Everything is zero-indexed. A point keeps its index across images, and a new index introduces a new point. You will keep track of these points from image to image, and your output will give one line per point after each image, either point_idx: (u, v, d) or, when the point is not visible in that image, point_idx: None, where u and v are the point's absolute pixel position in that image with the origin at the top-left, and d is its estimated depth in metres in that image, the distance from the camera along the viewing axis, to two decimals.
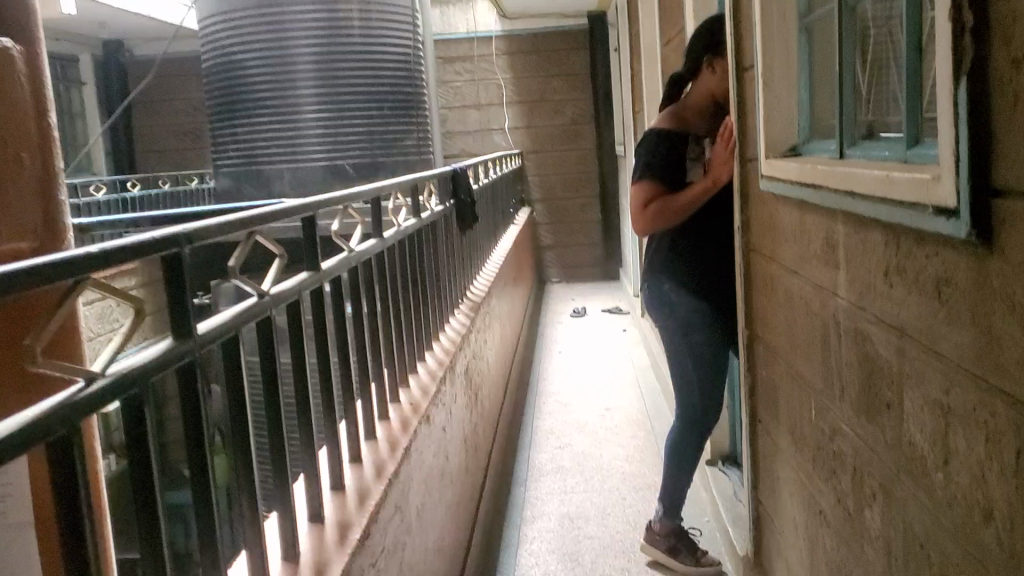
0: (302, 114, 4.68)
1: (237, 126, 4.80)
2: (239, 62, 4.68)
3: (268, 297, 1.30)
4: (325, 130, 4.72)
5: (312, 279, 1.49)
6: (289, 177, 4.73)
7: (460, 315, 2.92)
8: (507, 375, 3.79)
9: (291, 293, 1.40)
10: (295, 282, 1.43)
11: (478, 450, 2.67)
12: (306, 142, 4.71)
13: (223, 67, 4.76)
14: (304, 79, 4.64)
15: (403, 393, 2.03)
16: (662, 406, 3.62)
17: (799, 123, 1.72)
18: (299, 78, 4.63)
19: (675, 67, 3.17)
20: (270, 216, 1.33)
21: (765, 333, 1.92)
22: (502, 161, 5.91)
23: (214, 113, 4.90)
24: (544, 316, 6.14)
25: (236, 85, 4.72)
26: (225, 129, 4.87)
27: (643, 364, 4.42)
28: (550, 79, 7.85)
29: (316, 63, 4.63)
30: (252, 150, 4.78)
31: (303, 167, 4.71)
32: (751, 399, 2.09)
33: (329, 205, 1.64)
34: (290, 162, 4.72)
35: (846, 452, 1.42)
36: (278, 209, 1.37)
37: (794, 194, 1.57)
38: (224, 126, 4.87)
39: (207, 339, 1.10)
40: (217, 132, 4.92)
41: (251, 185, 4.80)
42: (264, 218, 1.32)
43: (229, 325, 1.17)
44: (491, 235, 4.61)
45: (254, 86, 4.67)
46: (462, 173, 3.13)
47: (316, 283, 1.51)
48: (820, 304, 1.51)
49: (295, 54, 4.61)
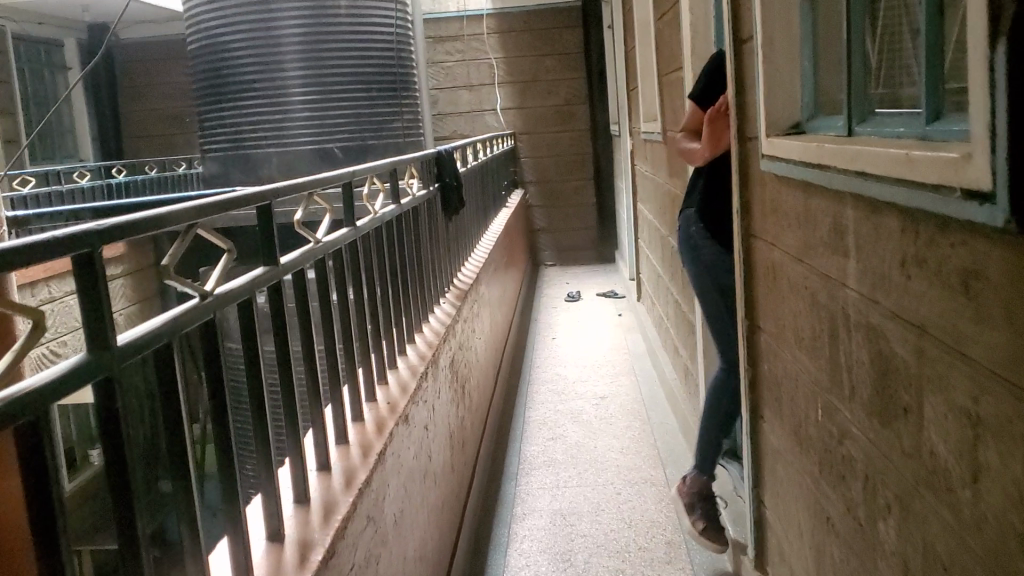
0: (290, 96, 4.55)
1: (223, 110, 4.65)
2: (223, 44, 4.54)
3: (211, 298, 1.19)
4: (313, 112, 4.60)
5: (270, 273, 1.37)
6: (277, 161, 4.60)
7: (447, 304, 2.81)
8: (497, 363, 3.67)
9: (241, 291, 1.28)
10: (247, 278, 1.31)
11: (465, 444, 2.55)
12: (294, 125, 4.59)
13: (207, 49, 4.61)
14: (291, 60, 4.51)
15: (383, 389, 1.91)
16: (659, 395, 3.50)
17: (801, 100, 1.59)
18: (285, 60, 4.50)
19: (669, 43, 3.04)
20: (217, 206, 1.21)
21: (767, 324, 1.80)
22: (493, 142, 5.79)
23: (198, 95, 4.77)
24: (539, 301, 6.03)
25: (222, 68, 4.58)
26: (210, 113, 4.72)
27: (638, 350, 4.31)
28: (542, 58, 7.70)
29: (303, 44, 4.50)
30: (238, 134, 4.64)
31: (290, 150, 4.59)
32: (752, 392, 1.97)
33: (294, 191, 1.52)
34: (278, 145, 4.60)
35: (858, 458, 1.29)
36: (229, 198, 1.25)
37: (797, 176, 1.45)
38: (208, 109, 4.73)
39: (132, 349, 1.00)
40: (202, 114, 4.79)
41: (236, 168, 4.68)
42: (210, 209, 1.20)
43: (161, 330, 1.05)
44: (482, 219, 4.49)
45: (239, 68, 4.53)
46: (448, 156, 3.01)
47: (275, 277, 1.39)
48: (828, 296, 1.39)
49: (281, 35, 4.48)
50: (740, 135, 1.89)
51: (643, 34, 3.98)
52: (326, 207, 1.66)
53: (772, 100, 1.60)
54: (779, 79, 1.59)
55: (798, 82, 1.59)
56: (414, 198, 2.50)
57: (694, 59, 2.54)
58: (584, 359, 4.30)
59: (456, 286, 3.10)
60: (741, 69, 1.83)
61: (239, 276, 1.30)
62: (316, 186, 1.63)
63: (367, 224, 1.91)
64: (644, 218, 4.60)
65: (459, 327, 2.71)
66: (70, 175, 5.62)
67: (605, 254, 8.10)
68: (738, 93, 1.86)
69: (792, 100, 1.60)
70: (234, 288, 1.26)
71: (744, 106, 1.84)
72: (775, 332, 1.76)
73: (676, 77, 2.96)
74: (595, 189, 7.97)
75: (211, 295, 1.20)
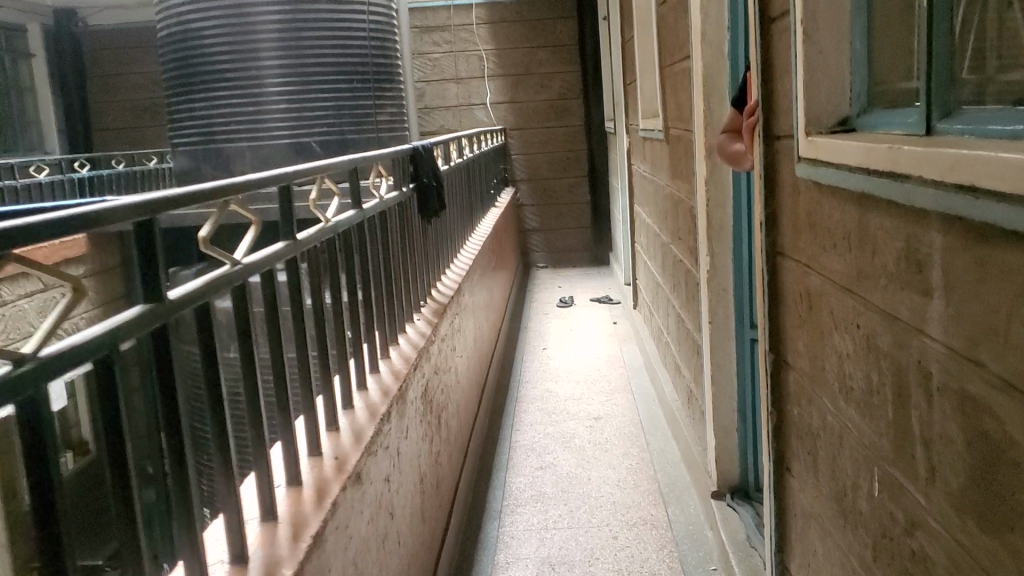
0: (266, 87, 4.23)
1: (193, 100, 4.32)
2: (196, 31, 4.21)
3: (31, 363, 0.86)
4: (289, 104, 4.28)
5: (140, 322, 1.04)
6: (251, 156, 4.28)
7: (423, 317, 2.49)
8: (480, 380, 3.35)
9: (94, 344, 0.95)
10: (105, 327, 0.98)
11: (439, 484, 2.24)
12: (269, 117, 4.26)
13: (177, 35, 4.28)
14: (267, 48, 4.18)
15: (330, 436, 1.59)
16: (658, 418, 3.19)
17: (850, 89, 1.29)
18: (261, 48, 4.18)
19: (674, 29, 2.72)
20: (52, 230, 0.89)
21: (801, 361, 1.48)
22: (482, 137, 5.46)
23: (167, 87, 4.44)
24: (530, 306, 5.72)
25: (192, 56, 4.25)
26: (180, 105, 4.39)
27: (636, 363, 3.99)
28: (535, 50, 7.38)
29: (281, 31, 4.18)
30: (208, 126, 4.32)
31: (265, 145, 4.28)
32: (774, 441, 1.65)
33: (202, 199, 1.20)
34: (251, 139, 4.28)
35: (939, 563, 0.98)
36: (76, 218, 0.92)
37: (852, 183, 1.14)
38: (178, 101, 4.40)
39: None
40: (172, 106, 4.46)
41: (205, 162, 4.35)
42: (41, 233, 0.87)
43: None
44: (467, 221, 4.16)
45: (212, 57, 4.21)
46: (424, 151, 2.68)
47: (148, 326, 1.06)
48: (893, 342, 1.07)
49: (257, 22, 4.15)
50: (766, 128, 1.57)
51: (643, 22, 3.67)
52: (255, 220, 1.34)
53: (813, 86, 1.29)
54: (824, 60, 1.28)
55: (848, 68, 1.28)
56: (383, 200, 2.18)
57: (705, 43, 2.21)
58: (576, 373, 3.98)
59: (435, 296, 2.79)
60: (771, 51, 1.52)
61: (89, 328, 0.97)
62: (243, 192, 1.32)
63: (314, 234, 1.60)
64: (642, 221, 4.29)
65: (437, 345, 2.40)
66: (29, 170, 5.30)
67: (600, 256, 7.78)
68: (766, 81, 1.55)
69: (838, 90, 1.29)
70: (80, 342, 0.94)
71: (774, 96, 1.52)
72: (811, 376, 1.44)
73: (682, 66, 2.64)
74: (590, 187, 7.66)
75: (35, 355, 0.87)
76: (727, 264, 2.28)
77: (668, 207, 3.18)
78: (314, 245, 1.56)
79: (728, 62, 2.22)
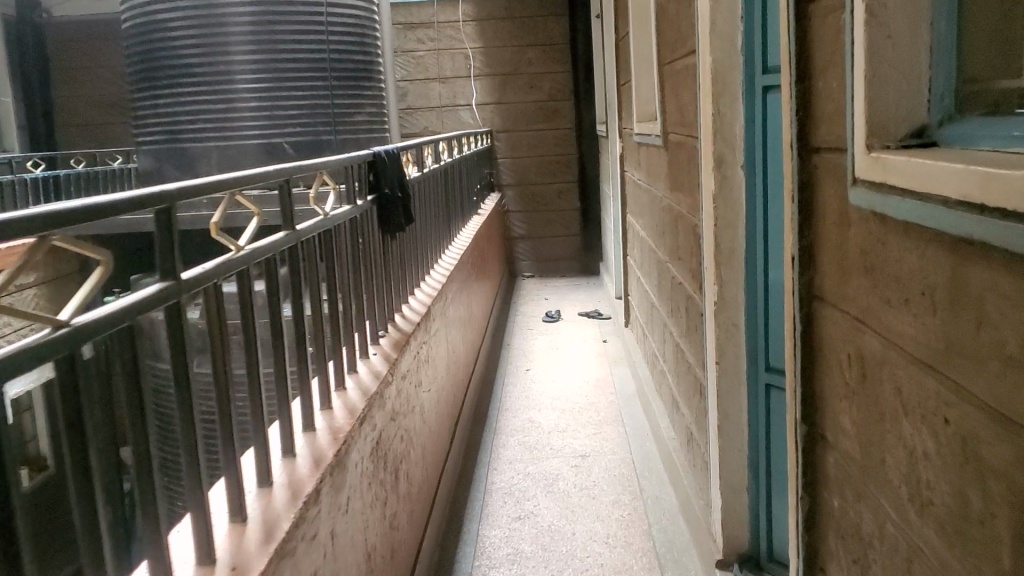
0: (237, 83, 3.90)
1: (156, 95, 3.97)
2: (163, 22, 3.87)
3: None
4: (261, 103, 3.96)
5: None
6: (217, 157, 3.95)
7: (381, 350, 2.14)
8: (454, 411, 3.01)
9: None
10: None
11: (395, 555, 1.90)
12: (240, 115, 3.94)
13: (140, 26, 3.93)
14: (238, 43, 3.85)
15: (234, 537, 1.25)
16: (653, 457, 2.86)
17: (928, 85, 0.94)
18: (231, 41, 3.85)
19: (675, 22, 2.38)
20: None
21: (847, 438, 1.14)
22: (465, 140, 5.12)
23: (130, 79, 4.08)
24: (514, 319, 5.38)
25: (156, 48, 3.91)
26: (144, 100, 4.04)
27: (626, 390, 3.64)
28: (524, 50, 7.03)
29: (253, 25, 3.85)
30: (173, 124, 3.97)
31: (234, 146, 3.95)
32: (806, 532, 1.31)
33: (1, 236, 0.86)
34: (221, 138, 3.95)
35: None
36: None
37: (946, 220, 0.80)
38: (141, 95, 4.05)
39: None
40: (134, 99, 4.10)
41: (168, 163, 4.01)
42: None
43: None
44: (444, 230, 3.83)
45: (179, 50, 3.87)
46: (387, 157, 2.34)
47: None
48: (1008, 459, 0.73)
49: (228, 14, 3.82)
50: (801, 136, 1.22)
51: (639, 16, 3.33)
52: (99, 260, 1.00)
53: (882, 80, 0.93)
54: (893, 47, 0.92)
55: (925, 56, 0.94)
56: (328, 213, 1.83)
57: (714, 35, 1.88)
58: (562, 401, 3.63)
59: (399, 322, 2.43)
60: (813, 39, 1.17)
61: None
62: (79, 216, 0.99)
63: (211, 268, 1.25)
64: (635, 235, 3.96)
65: (398, 386, 2.05)
66: None
67: (589, 265, 7.44)
68: (802, 77, 1.20)
69: (910, 89, 0.94)
70: None
71: (815, 95, 1.17)
72: (862, 463, 1.10)
73: (685, 64, 2.31)
74: (580, 194, 7.31)
75: None
76: (739, 296, 1.96)
77: (666, 220, 2.84)
78: (203, 285, 1.21)
79: (742, 57, 1.88)
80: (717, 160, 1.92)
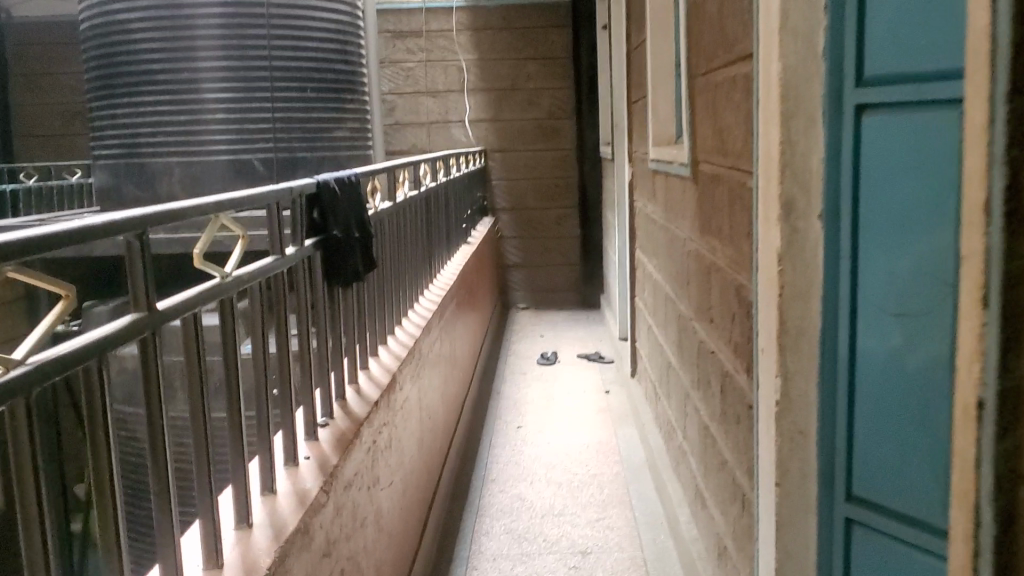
0: (203, 94, 3.35)
1: (114, 105, 3.44)
2: (123, 23, 3.35)
3: None
4: (230, 114, 3.40)
5: None
6: (180, 176, 3.40)
7: (314, 450, 1.58)
8: (426, 497, 2.46)
9: None
10: None
11: None
12: (206, 129, 3.38)
13: (98, 28, 3.41)
14: (206, 47, 3.32)
15: None
16: (670, 564, 2.31)
17: None
18: (198, 45, 3.31)
19: (718, 21, 1.84)
20: None
21: None
22: (455, 160, 4.57)
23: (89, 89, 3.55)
24: (505, 362, 4.83)
25: (117, 53, 3.38)
26: (102, 110, 3.50)
27: (636, 461, 3.10)
28: (522, 63, 6.51)
29: (223, 27, 3.32)
30: (134, 138, 3.44)
31: (199, 162, 3.39)
32: None
33: None
34: (182, 154, 3.40)
35: None
36: None
37: None
38: (99, 105, 3.51)
39: None
40: (93, 110, 3.56)
41: (127, 180, 3.46)
42: None
43: None
44: (425, 262, 3.29)
45: (140, 56, 3.34)
46: (338, 188, 1.79)
47: None
48: None
49: (196, 13, 3.29)
50: None
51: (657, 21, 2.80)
52: None
53: None
54: None
55: None
56: (231, 275, 1.29)
57: (786, 32, 1.35)
58: (559, 472, 3.08)
59: (357, 399, 1.88)
60: None
61: None
62: None
63: None
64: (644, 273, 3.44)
65: (339, 505, 1.52)
66: None
67: (589, 297, 6.91)
68: None
69: None
70: None
71: None
72: None
73: (729, 76, 1.77)
74: (580, 220, 6.78)
75: None
76: (812, 398, 1.44)
77: (691, 267, 2.32)
78: None
79: (825, 66, 1.35)
80: (786, 207, 1.40)
